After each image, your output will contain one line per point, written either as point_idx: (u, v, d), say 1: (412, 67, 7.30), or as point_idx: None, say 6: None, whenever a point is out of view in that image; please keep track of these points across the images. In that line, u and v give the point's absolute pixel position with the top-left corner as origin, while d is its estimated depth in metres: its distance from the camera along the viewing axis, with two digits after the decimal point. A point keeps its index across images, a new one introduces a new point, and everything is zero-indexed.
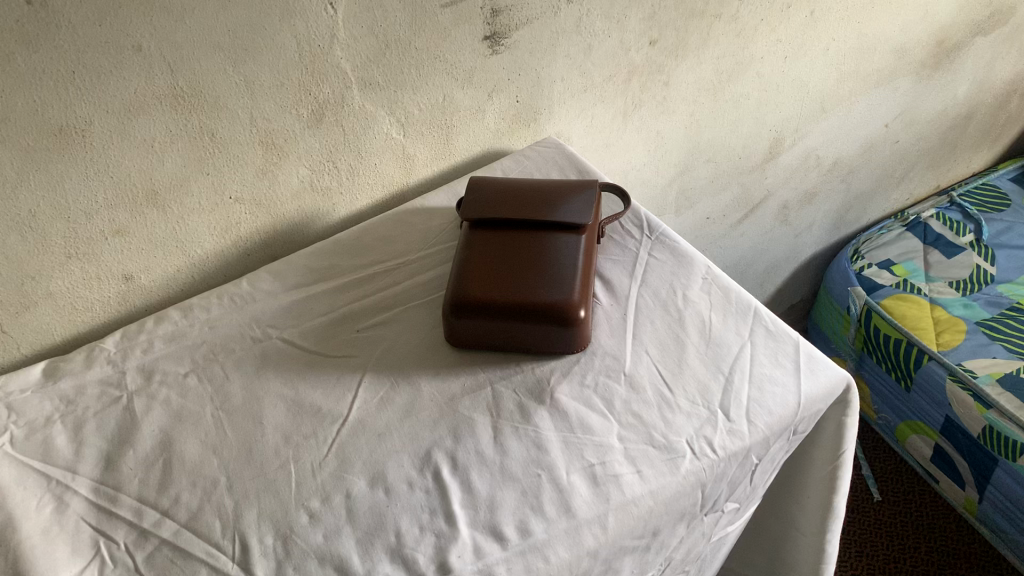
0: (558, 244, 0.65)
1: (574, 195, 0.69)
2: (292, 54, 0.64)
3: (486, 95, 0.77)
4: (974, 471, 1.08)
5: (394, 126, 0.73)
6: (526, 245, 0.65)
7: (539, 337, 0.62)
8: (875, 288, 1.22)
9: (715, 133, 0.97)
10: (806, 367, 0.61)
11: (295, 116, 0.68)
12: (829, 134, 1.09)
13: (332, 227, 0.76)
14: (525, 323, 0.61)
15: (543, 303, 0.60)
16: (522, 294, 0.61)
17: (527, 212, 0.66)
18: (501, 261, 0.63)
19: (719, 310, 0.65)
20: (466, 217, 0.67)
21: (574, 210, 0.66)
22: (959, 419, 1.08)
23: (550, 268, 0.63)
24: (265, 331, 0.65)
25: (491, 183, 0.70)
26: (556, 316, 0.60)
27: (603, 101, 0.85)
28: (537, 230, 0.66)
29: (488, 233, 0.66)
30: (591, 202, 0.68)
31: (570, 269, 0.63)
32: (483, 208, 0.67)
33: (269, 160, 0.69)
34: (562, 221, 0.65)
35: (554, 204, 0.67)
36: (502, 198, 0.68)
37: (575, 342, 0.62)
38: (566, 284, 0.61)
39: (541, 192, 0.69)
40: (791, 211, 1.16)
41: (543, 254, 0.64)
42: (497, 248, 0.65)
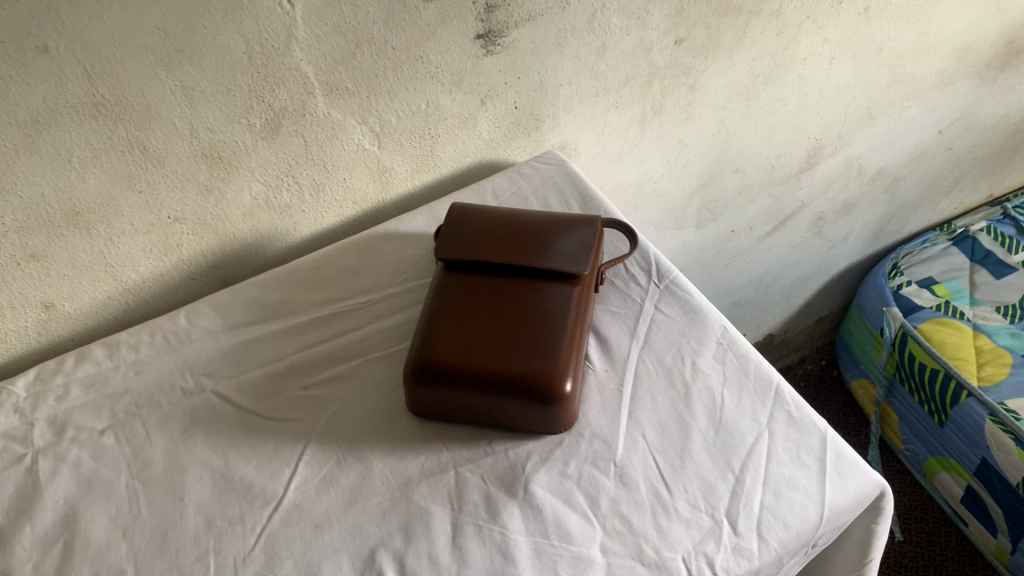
0: (547, 298, 0.54)
1: (572, 234, 0.58)
2: (239, 55, 0.53)
3: (477, 102, 0.66)
4: (1010, 521, 0.96)
5: (367, 136, 0.63)
6: (508, 298, 0.54)
7: (515, 415, 0.52)
8: (913, 310, 1.11)
9: (746, 140, 0.85)
10: (832, 470, 0.50)
11: (246, 125, 0.57)
12: (875, 141, 0.97)
13: (294, 248, 0.67)
14: (499, 399, 0.51)
15: (522, 377, 0.50)
16: (499, 364, 0.51)
17: (512, 256, 0.56)
18: (476, 317, 0.53)
19: (733, 386, 0.54)
20: (441, 256, 0.57)
21: (569, 256, 0.56)
22: (996, 463, 0.96)
23: (534, 331, 0.53)
24: (198, 381, 0.56)
25: (475, 213, 0.60)
26: (535, 393, 0.50)
27: (618, 107, 0.74)
28: (523, 278, 0.56)
29: (465, 278, 0.56)
30: (589, 246, 0.57)
31: (558, 333, 0.52)
32: (460, 247, 0.57)
33: (215, 174, 0.58)
34: (553, 270, 0.55)
35: (546, 246, 0.57)
36: (485, 235, 0.58)
37: (558, 422, 0.52)
38: (551, 353, 0.51)
39: (533, 229, 0.58)
40: (826, 223, 1.04)
41: (526, 311, 0.54)
42: (473, 300, 0.55)
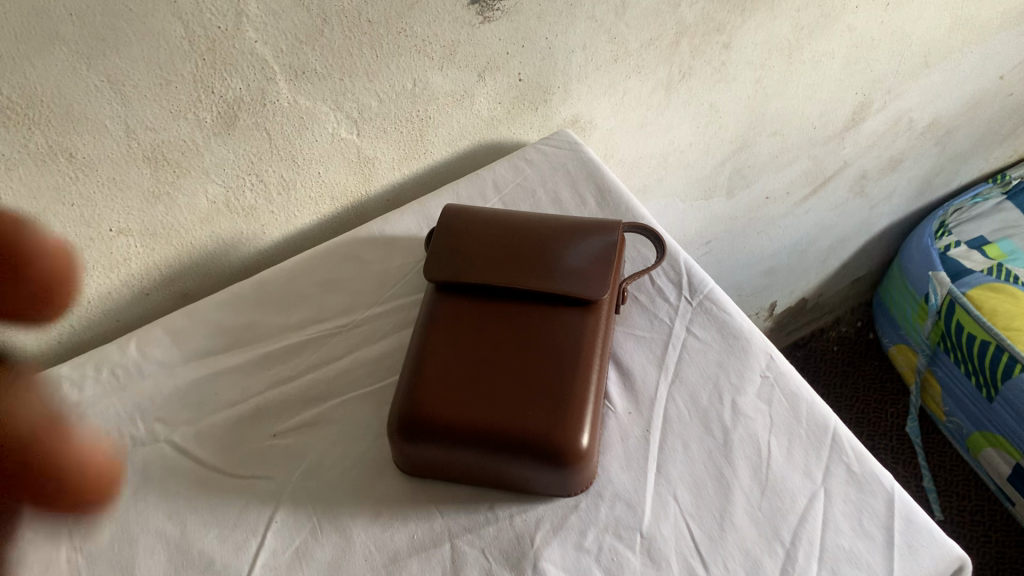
0: (558, 330, 0.46)
1: (587, 244, 0.49)
2: (177, 40, 0.43)
3: (475, 76, 0.56)
4: None
5: (344, 122, 0.53)
6: (511, 331, 0.46)
7: (522, 477, 0.43)
8: (960, 274, 1.02)
9: (785, 101, 0.74)
10: (902, 541, 0.42)
11: (193, 121, 0.47)
12: (928, 92, 0.86)
13: (264, 252, 0.58)
14: (502, 461, 0.42)
15: (529, 437, 0.42)
16: (502, 421, 0.42)
17: (516, 277, 0.47)
18: (474, 358, 0.45)
19: (781, 432, 0.46)
20: (433, 278, 0.48)
21: (582, 275, 0.47)
22: None
23: (544, 376, 0.44)
24: (151, 429, 0.48)
25: (474, 219, 0.51)
26: (545, 455, 0.42)
27: (640, 73, 0.63)
28: (529, 303, 0.47)
29: (461, 304, 0.47)
30: (608, 260, 0.48)
31: (571, 377, 0.44)
32: (455, 266, 0.48)
33: (162, 179, 0.49)
34: (563, 294, 0.46)
35: (554, 262, 0.48)
36: (485, 250, 0.49)
37: (575, 484, 0.43)
38: (564, 405, 0.43)
39: (540, 239, 0.49)
40: (870, 181, 0.94)
41: (534, 348, 0.45)
42: (470, 334, 0.46)
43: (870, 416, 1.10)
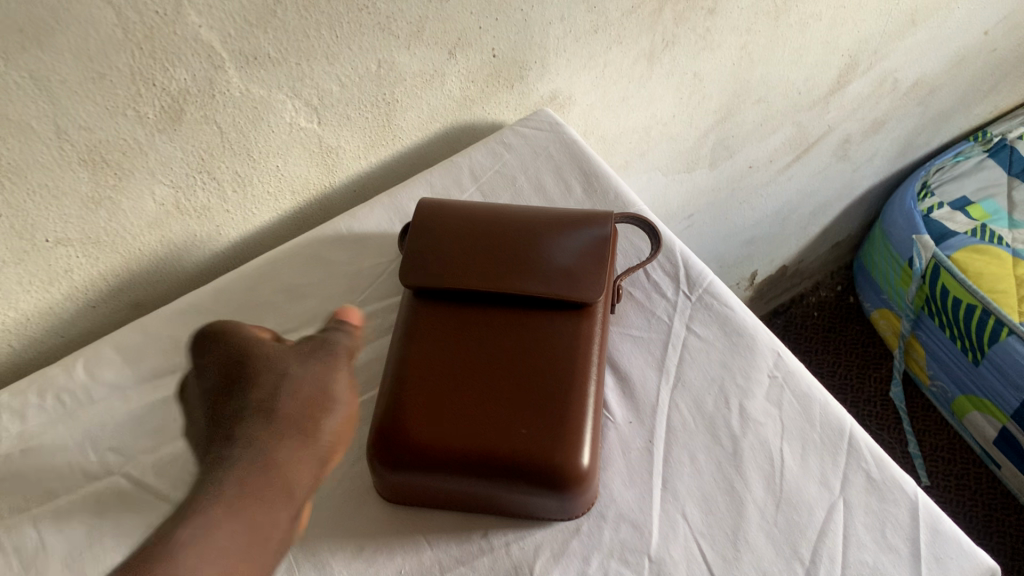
0: (550, 337, 0.42)
1: (576, 239, 0.45)
2: (110, 29, 0.38)
3: (445, 54, 0.51)
4: None
5: (303, 111, 0.48)
6: (500, 341, 0.42)
7: (517, 503, 0.39)
8: (945, 237, 0.99)
9: (770, 67, 0.70)
10: (928, 554, 0.39)
11: (134, 118, 0.42)
12: (913, 51, 0.82)
13: (222, 254, 0.53)
14: (495, 488, 0.39)
15: (524, 461, 0.38)
16: (495, 443, 0.39)
17: (503, 280, 0.43)
18: (461, 374, 0.41)
19: (794, 438, 0.43)
20: (411, 283, 0.44)
21: (573, 275, 0.43)
22: None
23: (537, 390, 0.40)
24: (104, 459, 0.43)
25: (453, 215, 0.46)
26: (542, 481, 0.38)
27: (621, 43, 0.58)
28: (518, 309, 0.43)
29: (443, 312, 0.43)
30: (600, 257, 0.44)
31: (567, 391, 0.40)
32: (434, 270, 0.44)
33: (102, 182, 0.44)
34: (555, 297, 0.42)
35: (542, 262, 0.44)
36: (467, 251, 0.44)
37: (576, 508, 0.40)
38: (561, 423, 0.39)
39: (525, 235, 0.45)
40: (853, 144, 0.91)
41: (525, 360, 0.41)
42: (455, 346, 0.42)
43: (853, 381, 1.08)
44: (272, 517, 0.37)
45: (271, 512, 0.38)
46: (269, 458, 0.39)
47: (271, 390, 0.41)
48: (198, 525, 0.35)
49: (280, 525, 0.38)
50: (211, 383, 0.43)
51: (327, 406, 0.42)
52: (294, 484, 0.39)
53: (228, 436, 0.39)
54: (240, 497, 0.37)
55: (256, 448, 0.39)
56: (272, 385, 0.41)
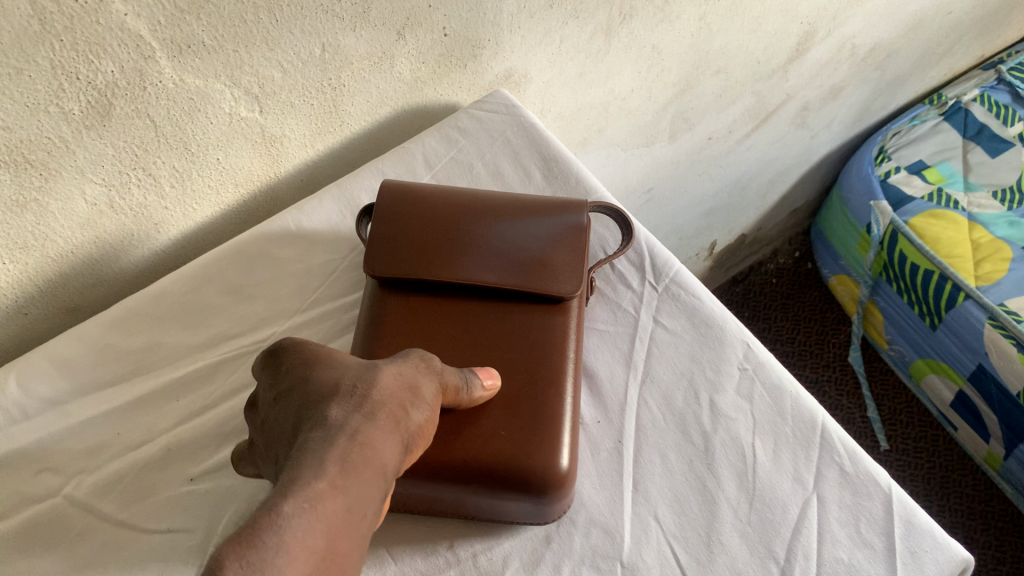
0: (525, 334, 0.41)
1: (550, 228, 0.44)
2: (25, 21, 0.34)
3: (394, 35, 0.48)
4: (1005, 427, 0.87)
5: (243, 100, 0.45)
6: (472, 337, 0.41)
7: (485, 507, 0.38)
8: (902, 202, 0.99)
9: (729, 37, 0.68)
10: (904, 547, 0.38)
11: (58, 115, 0.39)
12: (873, 16, 0.81)
13: (163, 251, 0.50)
14: (465, 494, 0.37)
15: (499, 464, 0.37)
16: (465, 445, 0.37)
17: (477, 272, 0.42)
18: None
19: (766, 432, 0.42)
20: (378, 272, 0.42)
21: (549, 267, 0.42)
22: (995, 370, 0.86)
23: (512, 389, 0.39)
24: (42, 481, 0.40)
25: (420, 202, 0.44)
26: (517, 486, 0.36)
27: (578, 18, 0.55)
28: (492, 302, 0.42)
29: (412, 303, 0.42)
30: (576, 249, 0.43)
31: (544, 390, 0.39)
32: (404, 260, 0.42)
33: (26, 184, 0.40)
34: (533, 291, 0.41)
35: (518, 253, 0.43)
36: (438, 240, 0.43)
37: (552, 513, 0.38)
38: (535, 423, 0.38)
39: (496, 224, 0.44)
40: (811, 111, 0.90)
41: (499, 357, 0.40)
42: (425, 342, 0.40)
43: (813, 347, 1.09)
44: (364, 502, 0.27)
45: (366, 493, 0.27)
46: (365, 435, 0.29)
47: (359, 372, 0.32)
48: (293, 499, 0.25)
49: (371, 514, 0.27)
50: (279, 389, 0.33)
51: (421, 398, 0.33)
52: (389, 474, 0.29)
53: (311, 420, 0.29)
54: (338, 474, 0.26)
55: (347, 423, 0.29)
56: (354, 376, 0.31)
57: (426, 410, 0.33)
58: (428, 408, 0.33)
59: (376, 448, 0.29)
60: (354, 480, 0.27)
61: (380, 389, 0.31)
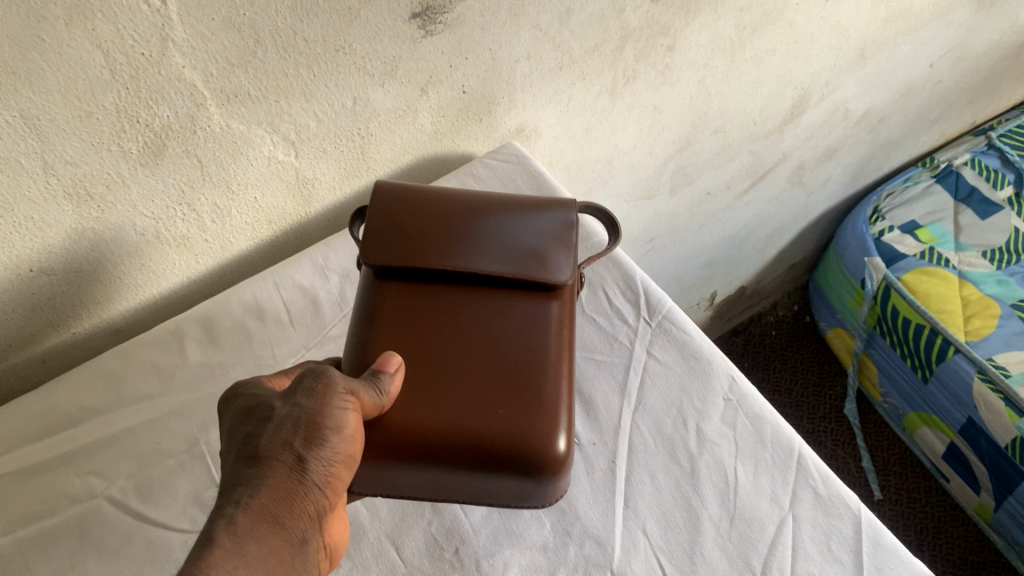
0: (526, 320, 0.43)
1: (538, 222, 0.46)
2: (97, 71, 0.39)
3: (417, 91, 0.53)
4: (994, 479, 0.90)
5: (280, 145, 0.50)
6: (475, 324, 0.42)
7: (483, 491, 0.40)
8: (896, 260, 1.03)
9: (726, 99, 0.73)
10: (872, 564, 0.41)
11: (118, 153, 0.44)
12: (864, 83, 0.86)
13: (200, 280, 0.55)
14: (464, 476, 0.39)
15: (495, 442, 0.39)
16: (472, 424, 0.39)
17: (468, 260, 0.43)
18: (433, 360, 0.41)
19: (747, 457, 0.45)
20: (378, 263, 0.43)
21: (544, 258, 0.44)
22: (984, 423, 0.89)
23: (513, 375, 0.41)
24: (86, 483, 0.44)
25: (404, 196, 0.46)
26: (513, 465, 0.39)
27: (585, 79, 0.61)
28: (489, 287, 0.44)
29: (411, 291, 0.43)
30: (569, 243, 0.46)
31: (542, 376, 0.41)
32: (398, 250, 0.44)
33: (86, 215, 0.45)
34: (527, 279, 0.43)
35: (509, 244, 0.45)
36: (428, 230, 0.44)
37: (552, 494, 0.41)
38: (536, 404, 0.40)
39: (487, 216, 0.46)
40: (807, 171, 0.95)
41: (495, 345, 0.42)
42: (431, 326, 0.42)
43: (811, 399, 1.12)
44: (261, 558, 0.31)
45: (264, 548, 0.31)
46: (251, 497, 0.32)
47: (261, 425, 0.35)
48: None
49: (272, 563, 0.31)
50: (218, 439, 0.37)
51: (324, 431, 0.35)
52: (290, 525, 0.33)
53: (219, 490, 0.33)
54: (230, 539, 0.30)
55: (235, 491, 0.33)
56: (257, 430, 0.35)
57: (339, 429, 0.35)
58: (341, 427, 0.35)
59: (265, 506, 0.32)
60: (247, 540, 0.31)
61: (277, 435, 0.34)
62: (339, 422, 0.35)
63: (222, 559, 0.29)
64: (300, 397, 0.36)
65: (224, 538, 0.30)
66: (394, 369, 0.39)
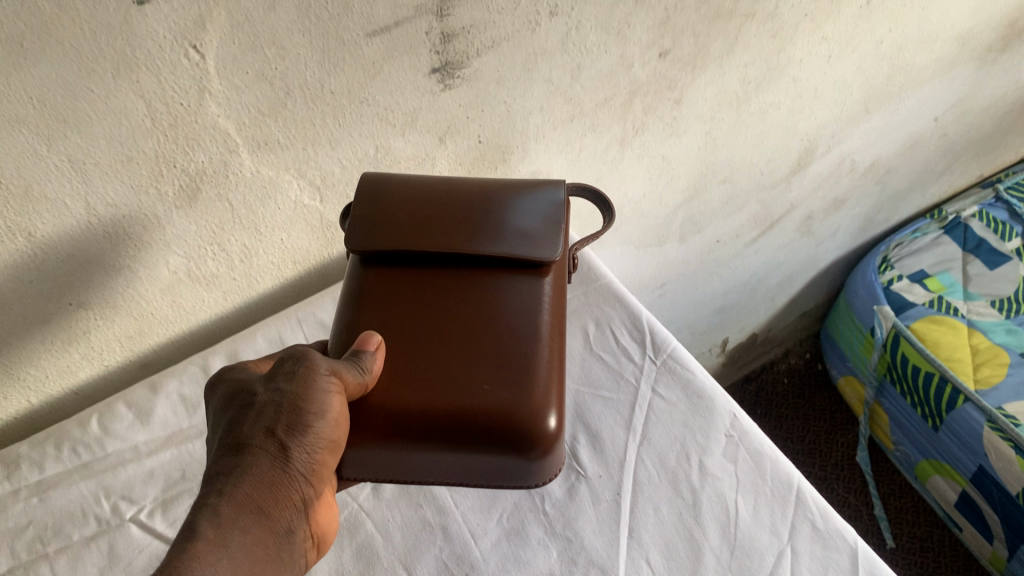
0: (516, 297, 0.44)
1: (527, 202, 0.48)
2: (139, 119, 0.43)
3: (436, 140, 0.56)
4: (1006, 527, 0.89)
5: (307, 190, 0.53)
6: (467, 305, 0.44)
7: (483, 470, 0.41)
8: (905, 308, 1.05)
9: (733, 151, 0.76)
10: None
11: (155, 195, 0.47)
12: (869, 135, 0.89)
13: (227, 317, 0.58)
14: (459, 453, 0.40)
15: (488, 414, 0.40)
16: (462, 399, 0.40)
17: (457, 241, 0.45)
18: (425, 340, 0.43)
19: (747, 490, 0.47)
20: (365, 248, 0.45)
21: (531, 236, 0.46)
22: (995, 471, 0.89)
23: (502, 351, 0.42)
24: (116, 507, 0.46)
25: (394, 182, 0.48)
26: (512, 439, 0.40)
27: (596, 129, 0.64)
28: (479, 267, 0.46)
29: (405, 275, 0.45)
30: (557, 220, 0.47)
31: (530, 351, 0.42)
32: (389, 233, 0.45)
33: (124, 253, 0.48)
34: (516, 257, 0.45)
35: (499, 224, 0.46)
36: (418, 214, 0.46)
37: (543, 469, 0.41)
38: (527, 378, 0.41)
39: (477, 198, 0.47)
40: (815, 221, 0.97)
41: (484, 323, 0.43)
42: (422, 304, 0.44)
43: (823, 447, 1.13)
44: (243, 546, 0.33)
45: (246, 535, 0.34)
46: (236, 487, 0.35)
47: (248, 415, 0.38)
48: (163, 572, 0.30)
49: (253, 548, 0.34)
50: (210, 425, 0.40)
51: (307, 418, 0.37)
52: (276, 515, 0.36)
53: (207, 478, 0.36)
54: (212, 531, 0.33)
55: (218, 481, 0.35)
56: (244, 419, 0.37)
57: (322, 414, 0.37)
58: (324, 412, 0.37)
59: (250, 496, 0.35)
60: (230, 530, 0.33)
61: (261, 425, 0.37)
62: (323, 406, 0.37)
63: (206, 551, 0.32)
64: (284, 386, 0.38)
65: (207, 529, 0.33)
66: (375, 349, 0.41)
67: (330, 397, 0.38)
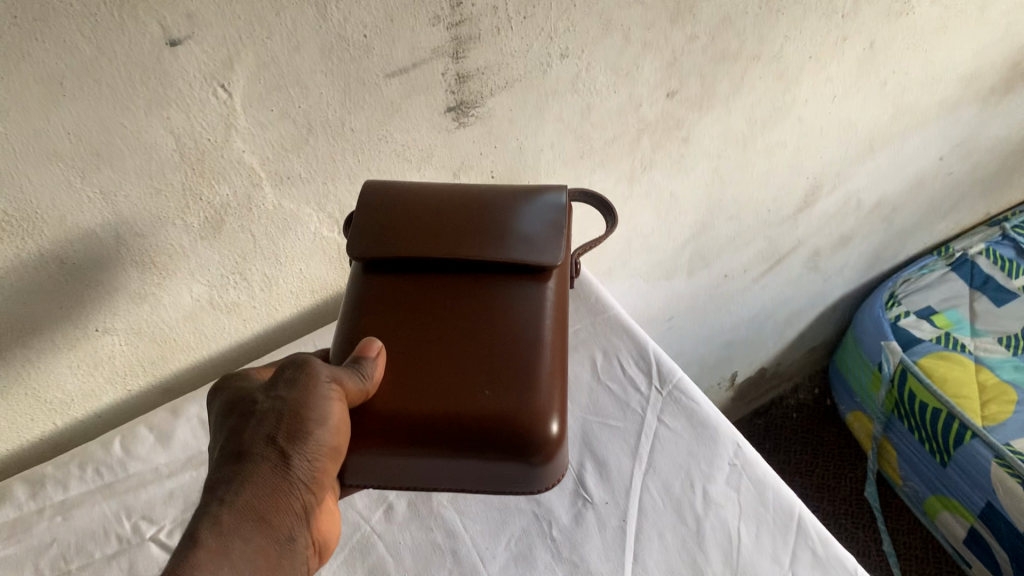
0: (518, 301, 0.46)
1: (530, 208, 0.49)
2: (168, 153, 0.45)
3: (450, 175, 0.58)
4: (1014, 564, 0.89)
5: (326, 222, 0.55)
6: (471, 311, 0.45)
7: (488, 475, 0.42)
8: (912, 344, 1.06)
9: (739, 188, 0.78)
10: None
11: (181, 227, 0.49)
12: (875, 173, 0.90)
13: (246, 344, 0.60)
14: (461, 457, 0.41)
15: (490, 419, 0.41)
16: (465, 405, 0.41)
17: (461, 246, 0.46)
18: (429, 345, 0.44)
19: (750, 519, 0.48)
20: (369, 255, 0.46)
21: (533, 241, 0.47)
22: (1003, 507, 0.89)
23: (504, 355, 0.43)
24: (137, 527, 0.48)
25: (399, 188, 0.49)
26: (513, 443, 0.41)
27: (605, 165, 0.65)
28: (483, 272, 0.47)
29: (410, 282, 0.47)
30: (560, 226, 0.48)
31: (531, 354, 0.44)
32: (395, 239, 0.47)
33: (149, 281, 0.51)
34: (519, 262, 0.46)
35: (502, 229, 0.47)
36: (422, 219, 0.47)
37: (546, 474, 0.43)
38: (529, 383, 0.42)
39: (481, 203, 0.49)
40: (822, 257, 0.98)
41: (487, 327, 0.45)
42: (425, 309, 0.45)
43: (832, 482, 1.13)
44: (244, 554, 0.35)
45: (246, 543, 0.36)
46: (237, 495, 0.37)
47: (250, 423, 0.39)
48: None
49: (253, 553, 0.36)
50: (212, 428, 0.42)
51: (306, 424, 0.39)
52: (276, 522, 0.38)
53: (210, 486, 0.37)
54: (212, 539, 0.35)
55: (219, 489, 0.37)
56: (245, 427, 0.39)
57: (322, 420, 0.39)
58: (324, 419, 0.39)
59: (249, 503, 0.37)
60: (230, 539, 0.35)
61: (260, 433, 0.39)
62: (323, 412, 0.39)
63: (207, 559, 0.34)
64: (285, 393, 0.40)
65: (209, 538, 0.34)
66: (376, 355, 0.42)
67: (331, 403, 0.39)
